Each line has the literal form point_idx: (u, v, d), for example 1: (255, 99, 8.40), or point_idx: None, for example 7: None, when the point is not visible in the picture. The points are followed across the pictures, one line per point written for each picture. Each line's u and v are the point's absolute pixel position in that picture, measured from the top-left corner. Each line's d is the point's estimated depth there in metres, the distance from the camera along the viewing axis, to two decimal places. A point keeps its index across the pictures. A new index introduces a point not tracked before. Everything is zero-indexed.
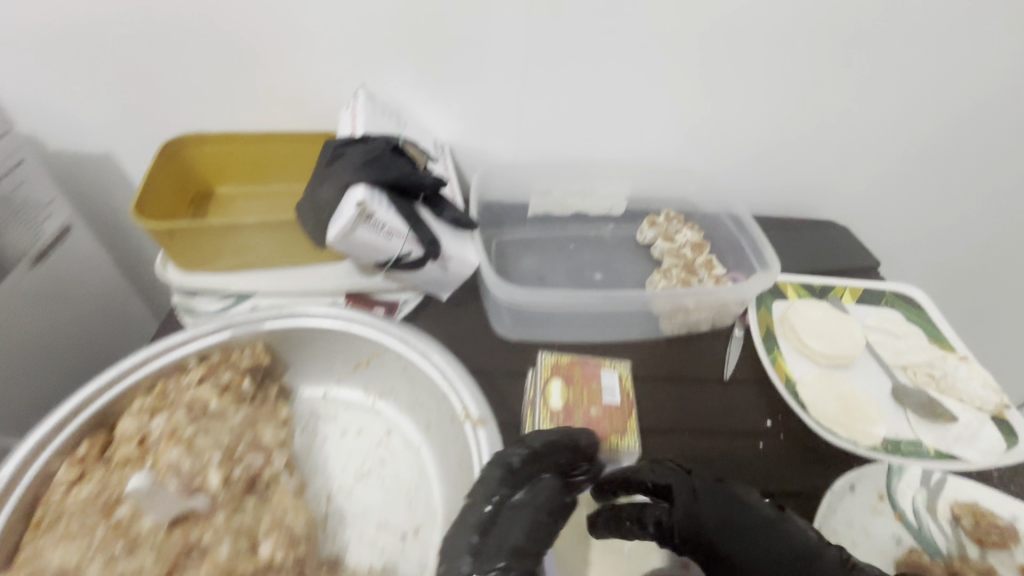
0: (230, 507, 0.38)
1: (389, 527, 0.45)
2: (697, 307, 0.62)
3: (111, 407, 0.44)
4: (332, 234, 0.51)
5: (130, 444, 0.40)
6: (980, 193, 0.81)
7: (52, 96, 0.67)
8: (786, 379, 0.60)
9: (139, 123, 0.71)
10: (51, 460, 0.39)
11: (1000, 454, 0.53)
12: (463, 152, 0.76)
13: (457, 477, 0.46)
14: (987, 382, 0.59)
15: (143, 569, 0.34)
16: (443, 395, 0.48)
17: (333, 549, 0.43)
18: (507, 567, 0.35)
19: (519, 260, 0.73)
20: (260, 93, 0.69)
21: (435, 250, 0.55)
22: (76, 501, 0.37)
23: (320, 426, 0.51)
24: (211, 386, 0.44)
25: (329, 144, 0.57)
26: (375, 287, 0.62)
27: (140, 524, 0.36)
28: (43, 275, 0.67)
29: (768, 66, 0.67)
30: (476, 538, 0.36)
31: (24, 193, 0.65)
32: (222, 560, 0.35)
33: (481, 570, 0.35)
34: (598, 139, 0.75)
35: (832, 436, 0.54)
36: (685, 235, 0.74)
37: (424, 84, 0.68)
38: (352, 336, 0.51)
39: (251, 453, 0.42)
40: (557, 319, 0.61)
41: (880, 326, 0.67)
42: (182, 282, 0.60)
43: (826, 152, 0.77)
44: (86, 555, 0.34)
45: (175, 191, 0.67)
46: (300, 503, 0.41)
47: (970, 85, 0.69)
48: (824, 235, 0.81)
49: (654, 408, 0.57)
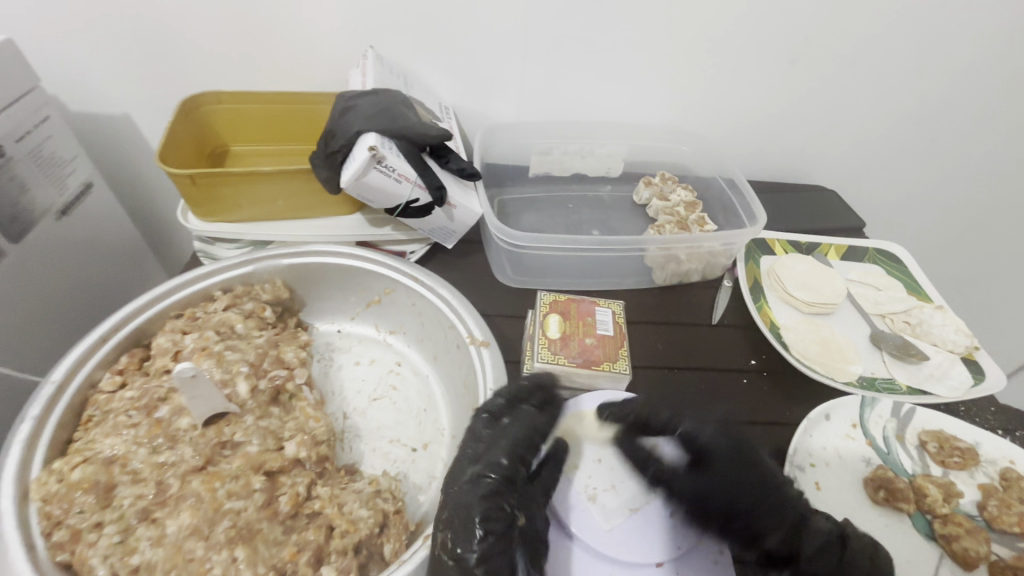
0: (259, 412, 0.43)
1: (400, 442, 0.50)
2: (688, 257, 0.65)
3: (145, 329, 0.48)
4: (345, 177, 0.55)
5: (165, 357, 0.45)
6: (966, 159, 0.84)
7: (71, 57, 0.70)
8: (771, 324, 0.63)
9: (155, 84, 0.74)
10: (95, 370, 0.44)
11: (967, 389, 0.57)
12: (467, 114, 0.80)
13: (461, 398, 0.51)
14: (960, 327, 0.63)
15: (184, 458, 0.39)
16: (450, 324, 0.53)
17: (350, 458, 0.48)
18: (494, 479, 0.39)
19: (521, 216, 0.77)
20: (272, 54, 0.71)
21: (441, 195, 0.58)
22: (121, 402, 0.42)
23: (335, 356, 0.56)
24: (236, 312, 0.50)
25: (340, 97, 0.61)
26: (384, 237, 0.66)
27: (180, 421, 0.41)
28: (68, 227, 0.70)
29: (763, 30, 0.69)
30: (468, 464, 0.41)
31: (50, 148, 0.66)
32: (254, 454, 0.40)
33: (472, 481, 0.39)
34: (597, 102, 0.78)
35: (813, 372, 0.58)
36: (679, 195, 0.77)
37: (430, 45, 0.71)
38: (366, 275, 0.56)
39: (275, 368, 0.47)
40: (555, 268, 0.65)
41: (862, 280, 0.71)
42: (201, 230, 0.63)
43: (817, 117, 0.79)
44: (131, 448, 0.39)
45: (194, 147, 0.70)
46: (320, 413, 0.45)
47: (958, 51, 0.71)
48: (812, 197, 0.85)
49: (646, 348, 0.61)
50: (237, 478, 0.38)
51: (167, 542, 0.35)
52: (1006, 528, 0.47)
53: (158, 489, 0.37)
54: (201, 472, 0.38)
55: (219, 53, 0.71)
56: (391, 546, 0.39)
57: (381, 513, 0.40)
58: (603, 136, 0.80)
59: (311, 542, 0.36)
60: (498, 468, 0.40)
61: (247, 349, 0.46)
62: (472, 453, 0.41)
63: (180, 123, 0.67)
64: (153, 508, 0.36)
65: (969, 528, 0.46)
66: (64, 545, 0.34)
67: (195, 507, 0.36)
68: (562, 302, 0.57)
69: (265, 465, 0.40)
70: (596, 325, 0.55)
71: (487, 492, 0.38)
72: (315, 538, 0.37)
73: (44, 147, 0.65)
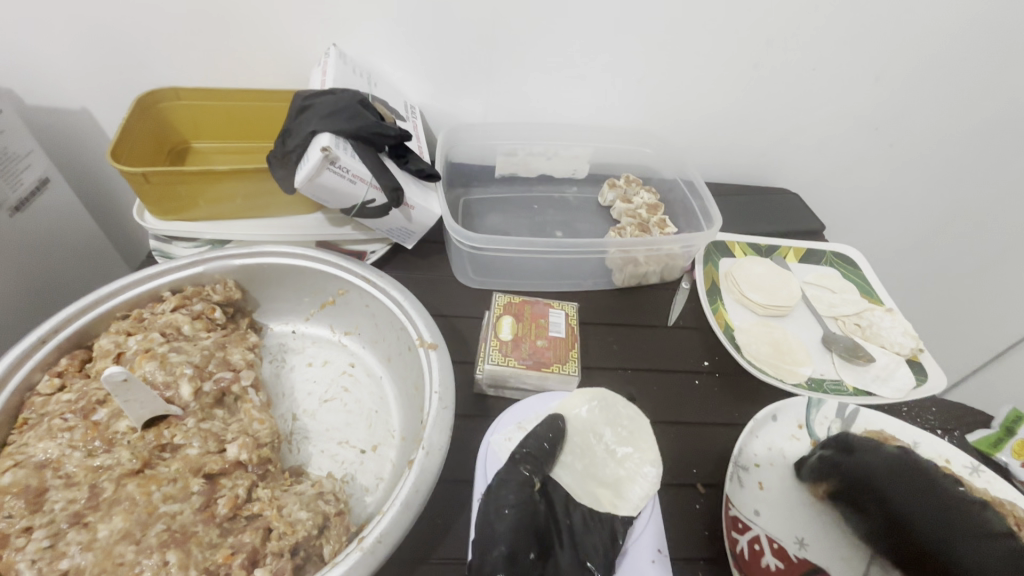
0: (201, 414, 0.44)
1: (350, 444, 0.50)
2: (647, 260, 0.66)
3: (86, 332, 0.48)
4: (299, 177, 0.54)
5: (107, 359, 0.45)
6: (924, 164, 0.86)
7: (25, 49, 0.68)
8: (725, 326, 0.65)
9: (116, 78, 0.73)
10: (33, 373, 0.44)
11: (909, 390, 0.60)
12: (433, 113, 0.80)
13: (411, 400, 0.52)
14: (907, 330, 0.65)
15: (120, 462, 0.39)
16: (402, 326, 0.53)
17: (297, 460, 0.49)
18: (531, 473, 0.45)
19: (486, 217, 0.77)
20: (233, 50, 0.71)
21: (397, 196, 0.58)
22: (57, 405, 0.42)
23: (287, 357, 0.57)
24: (184, 314, 0.49)
25: (297, 96, 0.60)
26: (343, 236, 0.66)
27: (117, 425, 0.41)
28: (23, 224, 0.68)
29: (724, 34, 0.70)
30: (525, 470, 0.45)
31: (4, 143, 0.63)
32: (193, 457, 0.40)
33: (515, 469, 0.45)
34: (563, 103, 0.78)
35: (762, 373, 0.60)
36: (642, 197, 0.78)
37: (394, 44, 0.71)
38: (320, 276, 0.57)
39: (220, 370, 0.47)
40: (517, 270, 0.66)
41: (818, 283, 0.72)
42: (157, 228, 0.62)
43: (779, 121, 0.80)
44: (65, 451, 0.39)
45: (153, 143, 0.69)
46: (265, 415, 0.46)
47: (915, 57, 0.73)
48: (774, 200, 0.86)
49: (602, 349, 0.62)
50: (175, 482, 0.39)
51: (97, 546, 0.35)
52: None
53: (91, 494, 0.37)
54: (137, 475, 0.39)
55: (179, 46, 0.70)
56: (331, 547, 0.39)
57: (321, 515, 0.40)
58: (568, 137, 0.81)
59: (247, 544, 0.37)
60: (533, 466, 0.46)
61: (192, 351, 0.46)
62: (517, 452, 0.47)
63: (135, 119, 0.66)
64: (86, 512, 0.36)
65: None
66: None
67: (128, 511, 0.36)
68: (516, 303, 0.58)
69: (205, 468, 0.40)
70: (549, 327, 0.56)
71: (517, 489, 0.43)
72: (252, 540, 0.37)
73: None
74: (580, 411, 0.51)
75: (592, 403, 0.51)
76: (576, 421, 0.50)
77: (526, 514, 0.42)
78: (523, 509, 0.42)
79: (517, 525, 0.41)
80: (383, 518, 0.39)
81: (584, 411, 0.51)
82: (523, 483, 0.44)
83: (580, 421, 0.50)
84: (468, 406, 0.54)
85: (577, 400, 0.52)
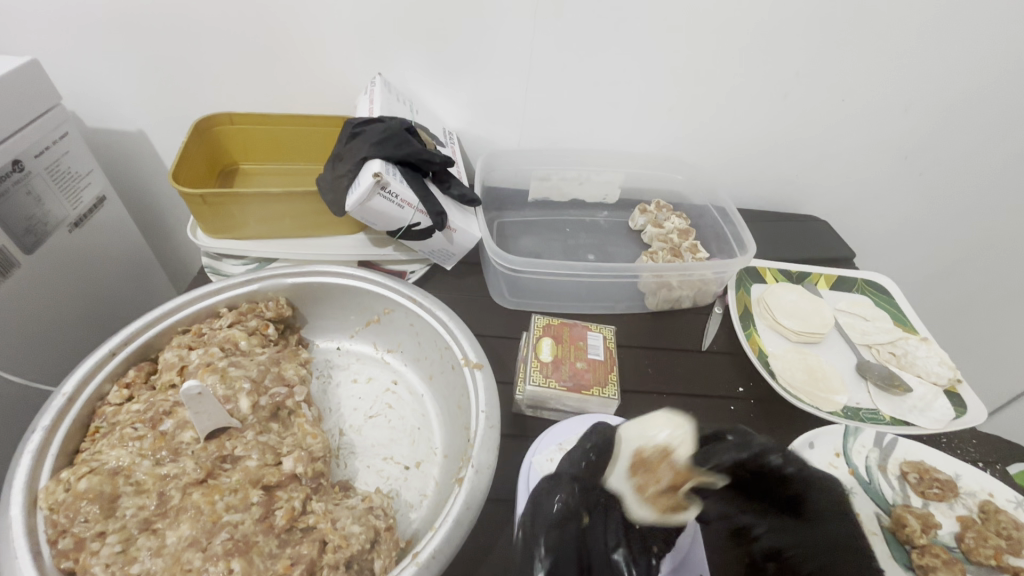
0: (259, 427, 0.48)
1: (394, 460, 0.54)
2: (679, 285, 0.67)
3: (150, 344, 0.52)
4: (350, 202, 0.57)
5: (171, 372, 0.49)
6: (953, 195, 0.86)
7: (91, 75, 0.73)
8: (759, 351, 0.65)
9: (173, 104, 0.77)
10: (103, 383, 0.48)
11: (949, 421, 0.59)
12: (469, 139, 0.82)
13: (454, 418, 0.55)
14: (943, 360, 0.65)
15: (186, 470, 0.43)
16: (446, 345, 0.56)
17: (345, 473, 0.52)
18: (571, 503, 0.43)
19: (520, 239, 0.80)
20: (283, 78, 0.74)
21: (441, 220, 0.60)
22: (128, 414, 0.46)
23: (334, 372, 0.61)
24: (240, 330, 0.54)
25: (347, 123, 0.63)
26: (385, 257, 0.69)
27: (182, 435, 0.45)
28: (82, 239, 0.71)
29: (755, 68, 0.72)
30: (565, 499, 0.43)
31: (68, 162, 0.66)
32: (253, 468, 0.44)
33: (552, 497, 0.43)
34: (596, 131, 0.81)
35: (798, 401, 0.60)
36: (672, 222, 0.80)
37: (434, 74, 0.73)
38: (367, 296, 0.60)
39: (276, 385, 0.51)
40: (551, 293, 0.67)
41: (851, 310, 0.73)
42: (210, 245, 0.65)
43: (808, 148, 0.82)
44: (136, 459, 0.43)
45: (206, 164, 0.73)
46: (316, 430, 0.50)
47: (947, 88, 0.73)
48: (803, 226, 0.87)
49: (635, 372, 0.63)
50: (236, 492, 0.42)
51: (167, 553, 0.39)
52: (983, 561, 0.48)
53: (159, 501, 0.41)
54: (201, 485, 0.43)
55: (230, 75, 0.74)
56: (381, 562, 0.42)
57: (373, 529, 0.43)
58: (600, 163, 0.83)
59: (305, 556, 0.40)
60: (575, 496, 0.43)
61: (249, 365, 0.50)
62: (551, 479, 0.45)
63: (193, 142, 0.70)
64: (154, 518, 0.41)
65: (946, 559, 0.47)
66: (68, 554, 0.38)
67: (195, 519, 0.40)
68: (555, 326, 0.59)
69: (263, 480, 0.44)
70: (587, 350, 0.57)
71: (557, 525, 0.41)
72: (309, 552, 0.40)
73: (62, 163, 0.65)
74: (659, 432, 0.42)
75: (676, 429, 0.42)
76: (647, 438, 0.43)
77: (570, 547, 0.40)
78: (563, 541, 0.40)
79: (558, 556, 0.40)
80: (436, 534, 0.40)
81: (663, 437, 0.42)
82: (563, 517, 0.42)
83: (653, 442, 0.42)
84: (510, 426, 0.55)
85: (660, 421, 0.44)
